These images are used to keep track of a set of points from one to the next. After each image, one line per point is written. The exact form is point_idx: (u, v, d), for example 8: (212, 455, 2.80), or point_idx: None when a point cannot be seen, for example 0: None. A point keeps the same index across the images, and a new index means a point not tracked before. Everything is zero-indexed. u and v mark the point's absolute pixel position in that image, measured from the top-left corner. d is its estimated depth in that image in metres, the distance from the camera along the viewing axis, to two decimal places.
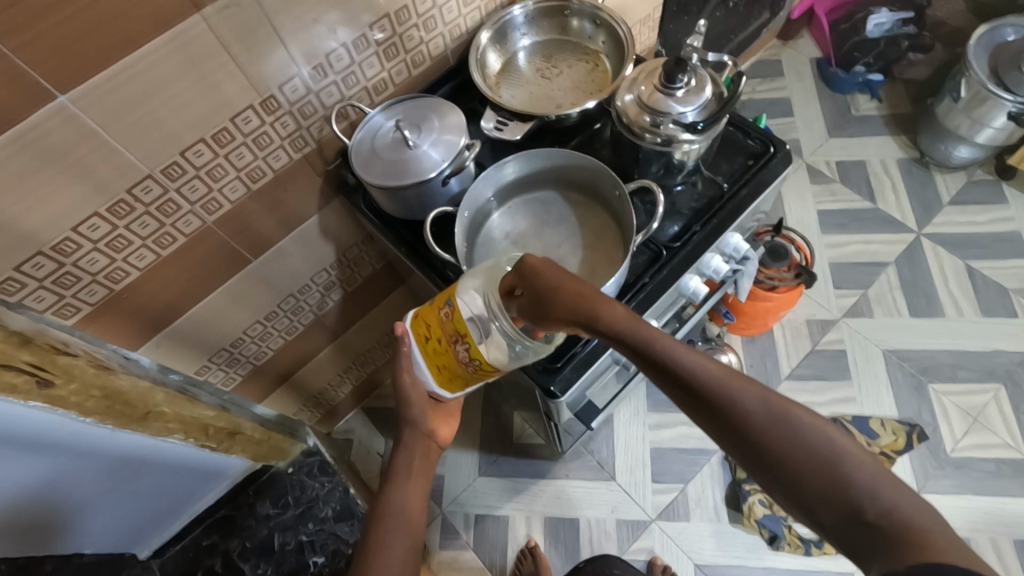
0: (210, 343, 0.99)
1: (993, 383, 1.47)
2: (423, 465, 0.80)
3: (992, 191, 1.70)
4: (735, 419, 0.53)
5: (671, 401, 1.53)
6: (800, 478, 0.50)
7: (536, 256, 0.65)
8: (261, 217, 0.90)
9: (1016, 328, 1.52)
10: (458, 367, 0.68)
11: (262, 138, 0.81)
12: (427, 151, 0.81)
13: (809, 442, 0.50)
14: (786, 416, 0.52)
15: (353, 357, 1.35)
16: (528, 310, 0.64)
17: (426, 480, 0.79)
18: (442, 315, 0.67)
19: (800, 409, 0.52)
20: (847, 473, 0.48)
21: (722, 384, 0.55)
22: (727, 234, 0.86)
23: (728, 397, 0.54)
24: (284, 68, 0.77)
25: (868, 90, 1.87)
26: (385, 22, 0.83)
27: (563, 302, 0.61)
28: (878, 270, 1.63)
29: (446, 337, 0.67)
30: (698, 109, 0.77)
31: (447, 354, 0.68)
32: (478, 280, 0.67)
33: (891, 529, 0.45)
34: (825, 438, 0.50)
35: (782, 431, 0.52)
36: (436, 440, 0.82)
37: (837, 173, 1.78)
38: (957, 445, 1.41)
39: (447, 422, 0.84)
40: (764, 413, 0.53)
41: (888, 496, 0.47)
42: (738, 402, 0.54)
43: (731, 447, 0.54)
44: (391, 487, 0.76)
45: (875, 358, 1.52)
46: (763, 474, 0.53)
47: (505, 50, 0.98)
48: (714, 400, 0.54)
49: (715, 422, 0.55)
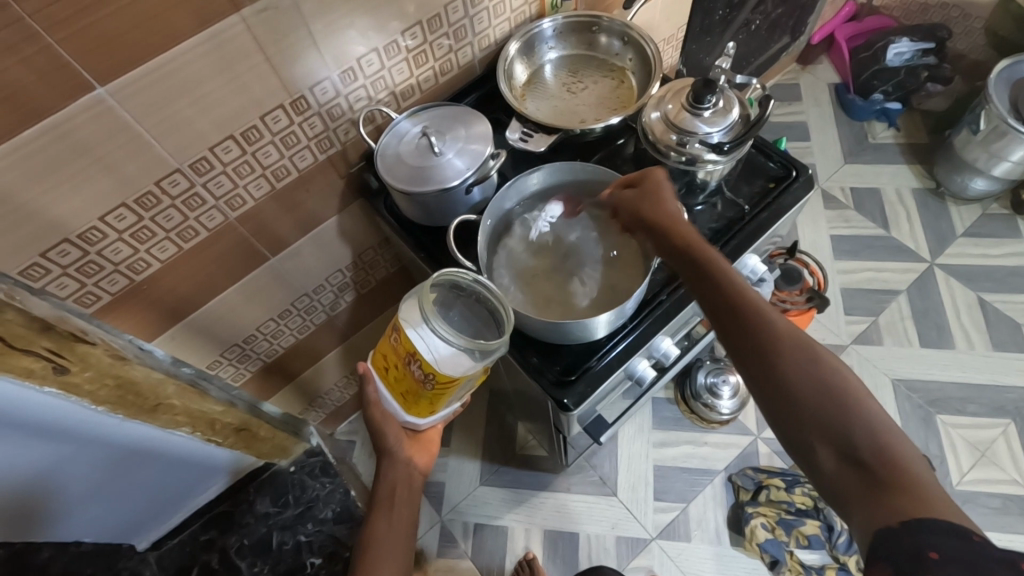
0: (223, 337, 0.99)
1: (1003, 419, 1.46)
2: (405, 493, 0.80)
3: (1007, 225, 1.69)
4: (763, 335, 0.62)
5: (677, 420, 1.53)
6: (813, 405, 0.57)
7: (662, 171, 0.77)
8: (279, 216, 0.90)
9: None
10: (420, 387, 0.67)
11: (289, 138, 0.82)
12: (451, 159, 0.81)
13: (827, 378, 0.58)
14: (813, 350, 0.60)
15: (361, 358, 1.35)
16: (629, 202, 0.76)
17: (411, 506, 0.80)
18: (393, 340, 0.67)
19: (827, 351, 0.60)
20: (859, 413, 0.55)
21: (761, 309, 0.63)
22: (745, 256, 0.87)
23: (765, 315, 0.63)
24: (316, 70, 0.78)
25: (885, 118, 1.88)
26: (417, 29, 0.85)
27: (656, 206, 0.74)
28: (889, 298, 1.62)
29: (400, 361, 0.66)
30: (724, 130, 0.78)
31: (406, 376, 0.67)
32: (415, 301, 0.66)
33: (886, 475, 0.51)
34: (843, 378, 0.57)
35: (807, 359, 0.59)
36: (417, 466, 0.82)
37: (851, 200, 1.78)
38: (963, 478, 1.40)
39: (423, 451, 0.83)
40: (793, 340, 0.61)
41: (893, 446, 0.53)
42: (771, 324, 0.62)
43: (750, 361, 0.62)
44: (374, 516, 0.77)
45: (884, 386, 1.51)
46: (776, 396, 0.59)
47: (532, 63, 0.99)
48: (750, 317, 0.63)
49: (743, 334, 0.63)
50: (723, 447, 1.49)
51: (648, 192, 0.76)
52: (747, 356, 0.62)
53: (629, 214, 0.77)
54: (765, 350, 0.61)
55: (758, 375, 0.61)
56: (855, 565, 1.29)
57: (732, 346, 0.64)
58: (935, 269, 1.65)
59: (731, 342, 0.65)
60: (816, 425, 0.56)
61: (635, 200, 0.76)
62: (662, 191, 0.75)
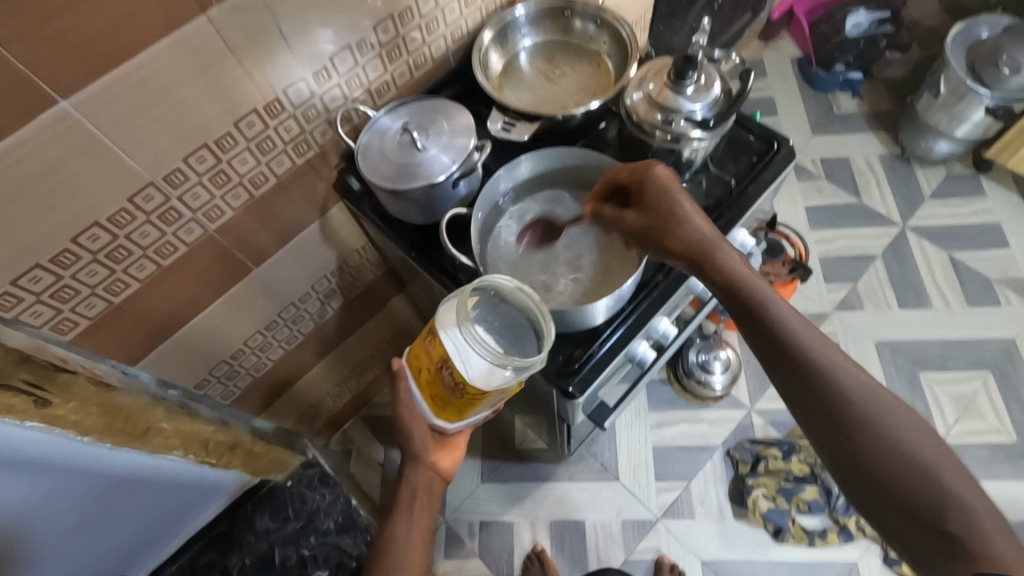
0: (209, 354, 0.96)
1: (983, 371, 1.51)
2: (425, 499, 0.78)
3: (972, 184, 1.75)
4: (822, 380, 0.66)
5: (673, 401, 1.54)
6: (875, 454, 0.62)
7: (662, 168, 0.75)
8: (259, 226, 0.87)
9: (1002, 317, 1.56)
10: (449, 394, 0.67)
11: (265, 143, 0.80)
12: (436, 154, 0.80)
13: (887, 427, 0.63)
14: (867, 397, 0.64)
15: (351, 365, 1.33)
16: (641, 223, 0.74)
17: (430, 513, 0.79)
18: (427, 344, 0.66)
19: (883, 395, 0.65)
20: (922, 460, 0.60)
21: (815, 350, 0.67)
22: (734, 231, 0.87)
23: (822, 361, 0.67)
24: (289, 71, 0.76)
25: (849, 88, 1.92)
26: (388, 24, 0.83)
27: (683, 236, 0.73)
28: (866, 263, 1.66)
29: (433, 366, 0.66)
30: (708, 105, 0.78)
31: (435, 382, 0.67)
32: (455, 308, 0.65)
33: (953, 518, 0.57)
34: (904, 438, 0.62)
35: (863, 406, 0.64)
36: (441, 470, 0.80)
37: (823, 171, 1.81)
38: (950, 432, 1.45)
39: (449, 455, 0.81)
40: (851, 383, 0.65)
41: (956, 488, 0.58)
42: (830, 371, 0.66)
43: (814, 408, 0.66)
44: (393, 521, 0.76)
45: (869, 350, 1.55)
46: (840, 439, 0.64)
47: (506, 51, 0.98)
48: (803, 363, 0.67)
49: (800, 377, 0.67)
50: (719, 423, 1.50)
51: (667, 217, 0.73)
52: (809, 396, 0.66)
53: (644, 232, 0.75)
54: (825, 399, 0.65)
55: (822, 419, 0.65)
56: (854, 526, 1.34)
57: (790, 382, 0.68)
58: (907, 232, 1.70)
59: (789, 381, 0.68)
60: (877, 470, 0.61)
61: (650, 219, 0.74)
62: (686, 214, 0.73)
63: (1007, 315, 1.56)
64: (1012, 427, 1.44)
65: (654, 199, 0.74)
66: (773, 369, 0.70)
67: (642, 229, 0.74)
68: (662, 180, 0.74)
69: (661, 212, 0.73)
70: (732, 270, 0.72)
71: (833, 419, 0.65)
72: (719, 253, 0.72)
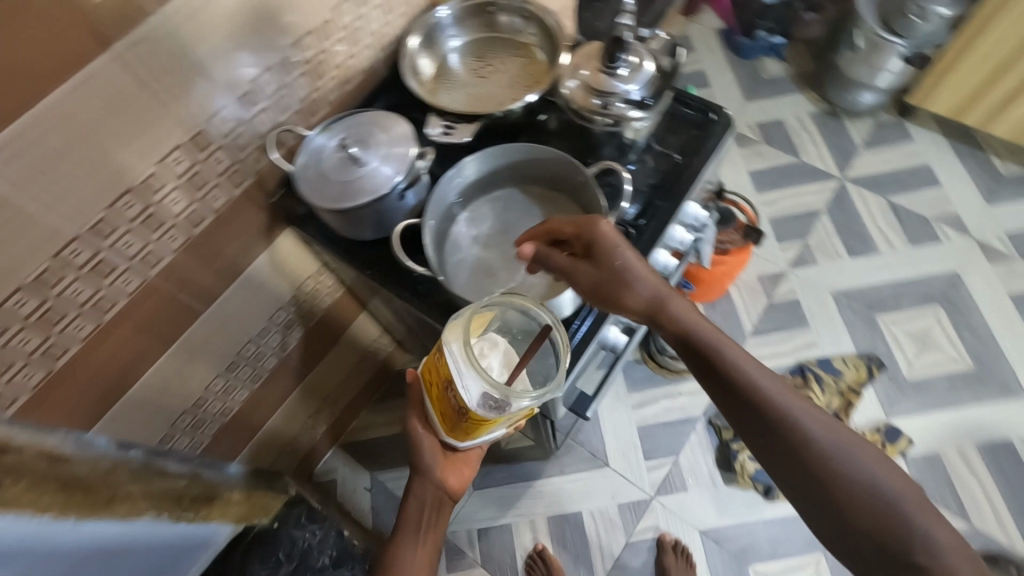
0: (169, 407, 0.91)
1: (933, 306, 1.58)
2: (432, 517, 0.78)
3: (898, 130, 1.83)
4: (790, 432, 0.63)
5: (650, 379, 1.55)
6: (851, 507, 0.59)
7: (606, 224, 0.71)
8: (203, 267, 0.83)
9: (943, 251, 1.64)
10: (455, 415, 0.65)
11: (196, 179, 0.76)
12: (377, 167, 0.78)
13: (858, 478, 0.60)
14: (839, 445, 0.62)
15: (322, 394, 1.29)
16: (599, 280, 0.70)
17: (437, 531, 0.78)
18: (436, 361, 0.65)
19: (854, 443, 0.63)
20: (897, 507, 0.58)
21: (777, 400, 0.65)
22: (686, 203, 0.87)
23: (790, 414, 0.64)
24: (211, 100, 0.73)
25: (773, 53, 1.98)
26: (308, 40, 0.80)
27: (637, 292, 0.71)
28: (813, 219, 1.72)
29: (440, 384, 0.65)
30: (642, 85, 0.78)
31: (442, 400, 0.66)
32: (463, 327, 0.64)
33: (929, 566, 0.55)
34: (880, 492, 0.59)
35: (834, 455, 0.62)
36: (451, 489, 0.78)
37: (760, 135, 1.86)
38: (913, 368, 1.51)
39: (462, 473, 0.79)
40: (822, 437, 0.63)
41: (932, 538, 0.56)
42: (797, 424, 0.63)
43: (785, 466, 0.63)
44: (399, 537, 0.77)
45: (827, 302, 1.60)
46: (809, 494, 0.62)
47: (433, 53, 0.96)
48: (771, 418, 0.64)
49: (768, 432, 0.64)
50: (695, 394, 1.53)
51: (612, 275, 0.70)
52: (780, 454, 0.64)
53: (599, 284, 0.70)
54: (795, 452, 0.63)
55: (792, 476, 0.63)
56: None
57: (755, 438, 0.66)
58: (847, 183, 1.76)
59: (757, 438, 0.66)
60: (853, 524, 0.59)
61: (603, 274, 0.70)
62: (632, 268, 0.70)
63: (948, 249, 1.64)
64: (967, 355, 1.52)
65: (602, 253, 0.70)
66: (725, 410, 0.68)
67: (592, 284, 0.71)
68: (606, 238, 0.70)
69: (611, 267, 0.70)
70: (678, 314, 0.70)
71: (801, 474, 0.62)
72: (670, 310, 0.71)
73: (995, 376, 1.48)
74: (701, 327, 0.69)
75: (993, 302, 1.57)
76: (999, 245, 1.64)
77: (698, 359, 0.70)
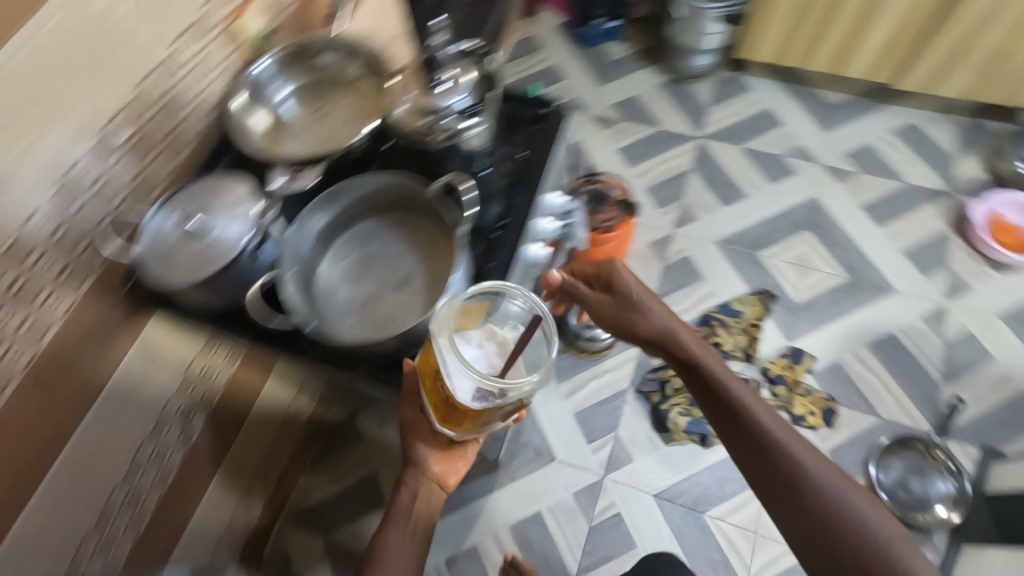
0: (65, 532, 0.84)
1: (803, 232, 1.73)
2: (422, 508, 0.88)
3: (736, 84, 2.00)
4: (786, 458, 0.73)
5: (575, 364, 1.60)
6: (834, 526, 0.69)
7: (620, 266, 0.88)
8: (65, 377, 0.79)
9: (798, 182, 1.81)
10: (447, 402, 0.74)
11: (25, 289, 0.73)
12: (224, 230, 0.76)
13: (839, 499, 0.70)
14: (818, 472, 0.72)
15: (250, 471, 1.23)
16: (607, 304, 0.88)
17: (426, 523, 0.88)
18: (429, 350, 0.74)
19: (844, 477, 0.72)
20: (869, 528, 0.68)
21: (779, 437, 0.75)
22: (541, 195, 0.94)
23: (780, 444, 0.74)
24: (21, 204, 0.71)
25: (612, 37, 2.11)
26: (119, 122, 0.81)
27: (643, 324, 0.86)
28: (682, 177, 1.84)
29: (433, 376, 0.74)
30: (465, 97, 0.87)
31: (435, 390, 0.74)
32: (453, 318, 0.73)
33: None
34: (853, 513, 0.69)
35: (815, 485, 0.72)
36: (441, 482, 0.89)
37: (620, 113, 1.97)
38: (799, 292, 1.65)
39: (455, 468, 0.90)
40: (813, 465, 0.73)
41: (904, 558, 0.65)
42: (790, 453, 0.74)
43: (774, 487, 0.74)
44: (387, 527, 0.86)
45: (714, 251, 1.72)
46: (793, 517, 0.72)
47: (253, 100, 0.94)
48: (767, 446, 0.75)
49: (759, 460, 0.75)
50: (611, 368, 1.59)
51: (625, 305, 0.86)
52: (772, 476, 0.74)
53: (607, 318, 0.88)
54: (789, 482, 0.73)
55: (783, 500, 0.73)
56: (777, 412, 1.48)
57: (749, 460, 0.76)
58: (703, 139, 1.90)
59: (748, 463, 0.77)
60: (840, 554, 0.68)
61: (612, 303, 0.87)
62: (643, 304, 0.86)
63: (801, 179, 1.81)
64: (840, 268, 1.67)
65: (619, 285, 0.88)
66: (705, 409, 0.82)
67: (607, 309, 0.87)
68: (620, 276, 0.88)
69: (627, 299, 0.86)
70: (689, 345, 0.83)
71: (788, 493, 0.73)
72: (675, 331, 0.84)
73: (872, 281, 1.65)
74: (689, 347, 0.83)
75: (856, 217, 1.74)
76: (845, 165, 1.82)
77: (689, 371, 0.83)
